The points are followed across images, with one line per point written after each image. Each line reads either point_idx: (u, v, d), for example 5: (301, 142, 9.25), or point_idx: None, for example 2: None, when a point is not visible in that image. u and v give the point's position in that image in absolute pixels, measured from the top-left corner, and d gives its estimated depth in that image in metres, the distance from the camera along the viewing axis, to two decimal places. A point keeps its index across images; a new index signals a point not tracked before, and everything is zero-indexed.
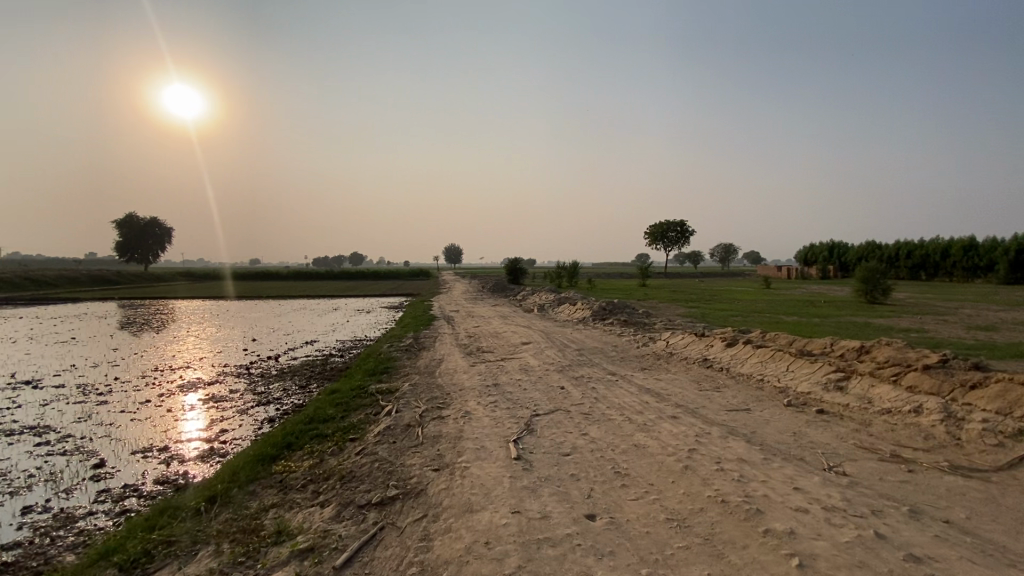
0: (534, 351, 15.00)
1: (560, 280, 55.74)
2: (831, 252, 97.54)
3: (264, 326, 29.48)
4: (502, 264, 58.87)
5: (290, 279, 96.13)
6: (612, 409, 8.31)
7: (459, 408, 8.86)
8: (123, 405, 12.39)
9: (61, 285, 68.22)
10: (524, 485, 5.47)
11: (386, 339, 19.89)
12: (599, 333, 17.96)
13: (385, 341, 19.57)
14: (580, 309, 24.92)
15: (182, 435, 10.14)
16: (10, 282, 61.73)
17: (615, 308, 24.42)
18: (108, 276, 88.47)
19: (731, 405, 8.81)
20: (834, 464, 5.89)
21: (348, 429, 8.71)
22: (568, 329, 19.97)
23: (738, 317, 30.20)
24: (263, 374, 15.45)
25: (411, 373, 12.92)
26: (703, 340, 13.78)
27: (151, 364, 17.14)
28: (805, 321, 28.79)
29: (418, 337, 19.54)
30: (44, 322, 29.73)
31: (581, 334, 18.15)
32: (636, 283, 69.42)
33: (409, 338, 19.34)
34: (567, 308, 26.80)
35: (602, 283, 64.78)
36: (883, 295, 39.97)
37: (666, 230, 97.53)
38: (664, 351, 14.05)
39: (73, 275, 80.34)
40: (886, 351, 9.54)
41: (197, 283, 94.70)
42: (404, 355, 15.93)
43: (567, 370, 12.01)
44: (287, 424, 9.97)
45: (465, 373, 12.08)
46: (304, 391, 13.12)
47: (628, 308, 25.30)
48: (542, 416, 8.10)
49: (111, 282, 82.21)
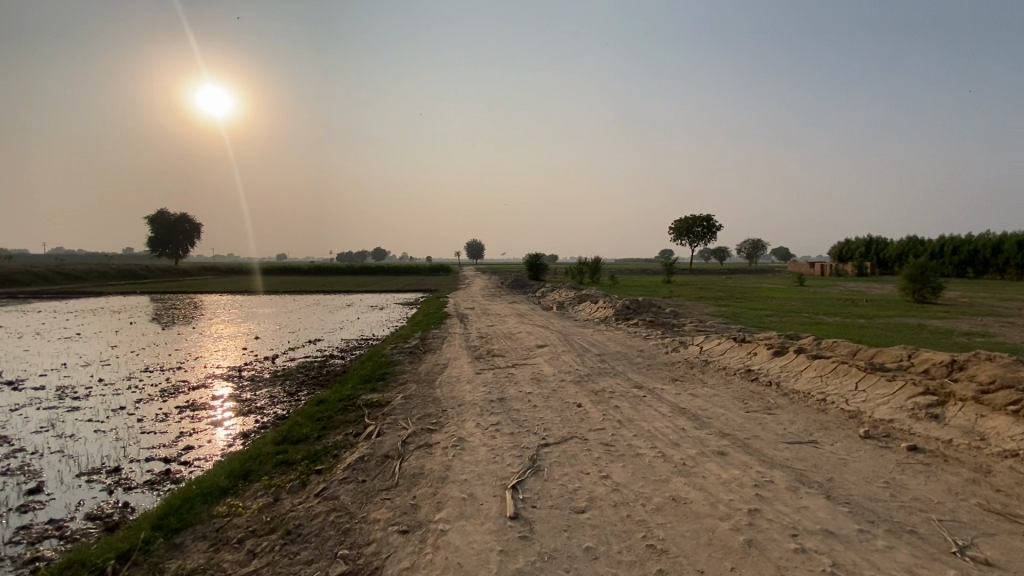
0: (550, 356, 13.32)
1: (582, 276, 53.98)
2: (868, 248, 92.75)
3: (274, 322, 28.45)
4: (523, 260, 57.26)
5: (312, 275, 96.30)
6: (640, 440, 6.63)
7: (452, 432, 7.28)
8: (93, 412, 11.10)
9: (90, 279, 69.53)
10: (518, 569, 3.86)
11: (390, 340, 18.44)
12: (623, 336, 16.17)
13: (389, 342, 18.13)
14: (602, 309, 23.13)
15: (141, 453, 8.78)
16: (42, 276, 63.08)
17: (640, 307, 22.51)
18: (136, 270, 89.78)
19: (792, 435, 7.03)
20: (964, 545, 4.15)
21: (319, 456, 7.22)
22: (588, 330, 18.17)
23: (775, 317, 27.87)
24: (253, 378, 14.12)
25: (409, 382, 11.42)
26: (745, 347, 11.89)
27: (141, 365, 16.02)
28: (850, 322, 26.39)
29: (424, 338, 18.02)
30: (57, 316, 29.30)
31: (602, 336, 16.39)
32: (661, 280, 66.97)
33: (415, 338, 17.83)
34: (588, 306, 24.95)
35: (626, 279, 62.55)
36: (932, 295, 36.91)
37: (692, 225, 94.22)
38: (698, 359, 12.22)
39: (103, 269, 81.99)
40: (990, 370, 7.62)
41: (223, 277, 95.86)
42: (405, 359, 14.40)
43: (587, 380, 10.33)
44: (257, 443, 8.55)
45: (468, 383, 10.53)
46: (291, 400, 11.73)
47: (654, 307, 23.33)
48: (552, 448, 6.46)
49: (140, 276, 83.71)
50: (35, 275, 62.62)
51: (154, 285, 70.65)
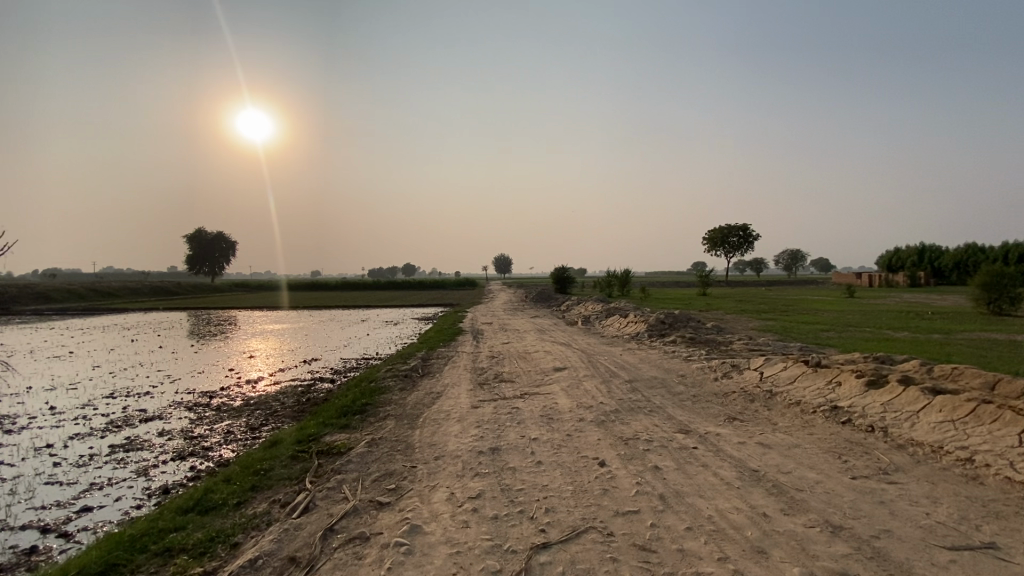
0: (569, 383, 10.78)
1: (611, 289, 51.26)
2: (921, 256, 86.42)
3: (280, 339, 26.81)
4: (549, 273, 54.88)
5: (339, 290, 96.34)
6: (698, 543, 4.06)
7: (407, 514, 4.85)
8: (10, 451, 9.19)
9: (122, 296, 70.59)
10: None
11: (389, 361, 16.17)
12: (659, 357, 13.44)
13: (388, 363, 15.88)
14: (632, 324, 20.43)
15: (22, 516, 6.74)
16: (75, 293, 64.15)
17: (677, 321, 19.68)
18: (170, 288, 91.51)
19: (947, 533, 4.34)
20: None
21: (213, 545, 4.92)
22: (617, 349, 15.55)
23: (832, 332, 24.53)
24: (219, 406, 12.06)
25: (388, 418, 9.09)
26: (823, 375, 9.07)
27: (109, 390, 14.27)
28: (924, 337, 22.82)
29: (427, 358, 15.74)
30: (63, 333, 28.30)
31: (633, 357, 13.71)
32: (696, 292, 63.40)
33: (416, 359, 15.56)
34: (617, 321, 22.23)
35: (659, 291, 59.26)
36: (1011, 306, 32.55)
37: (727, 235, 89.97)
38: (760, 391, 9.46)
39: (137, 286, 83.51)
40: None
41: (254, 293, 96.99)
42: (395, 386, 12.08)
43: (614, 420, 7.76)
44: (163, 508, 6.33)
45: (457, 422, 8.10)
46: (246, 439, 9.53)
47: (692, 321, 20.44)
48: (551, 554, 3.96)
49: (172, 293, 85.04)
50: (71, 292, 63.90)
51: (184, 301, 71.28)
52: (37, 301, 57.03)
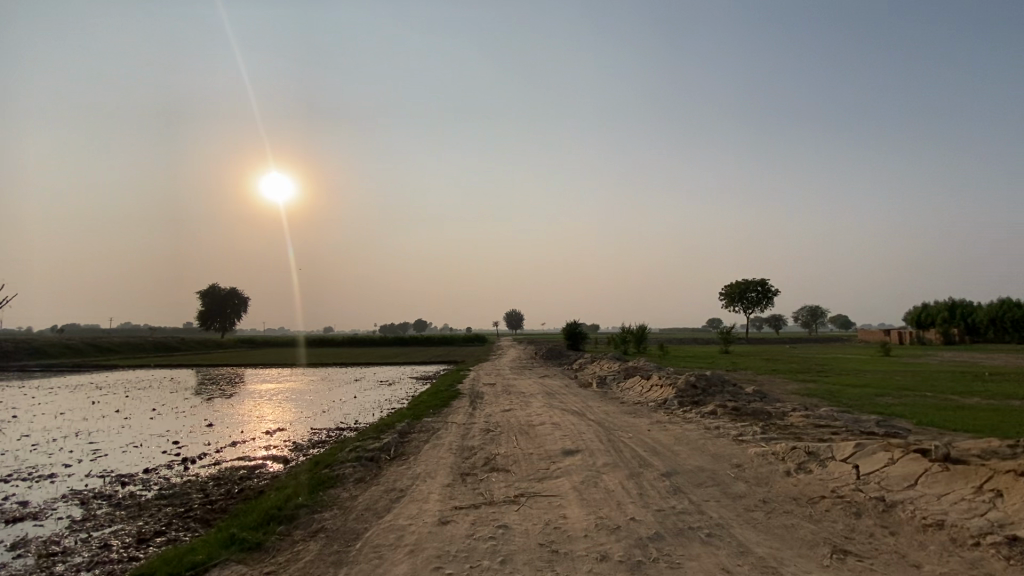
0: (583, 478, 7.81)
1: (626, 346, 48.16)
2: (952, 313, 82.22)
3: (259, 401, 23.95)
4: (561, 329, 52.03)
5: (346, 347, 93.96)
6: None
7: None
8: None
9: (123, 352, 68.80)
10: None
11: (359, 436, 13.14)
12: (700, 436, 10.37)
13: (357, 437, 12.87)
14: (657, 389, 17.31)
15: None
16: (74, 349, 62.42)
17: (711, 386, 16.54)
18: (175, 343, 90.00)
19: None
20: None
21: None
22: (642, 423, 12.45)
23: (889, 398, 21.05)
24: (122, 500, 9.19)
25: (316, 539, 6.19)
26: (964, 481, 6.25)
27: (8, 471, 11.46)
28: (1003, 404, 19.29)
29: (406, 431, 12.75)
30: (23, 393, 25.68)
31: (665, 435, 10.66)
32: (716, 350, 59.86)
33: (392, 432, 12.58)
34: (638, 384, 19.15)
35: (679, 349, 55.76)
36: None
37: (745, 290, 87.01)
38: (868, 502, 6.48)
39: (140, 342, 81.77)
40: None
41: (259, 349, 94.94)
42: (351, 475, 9.11)
43: (656, 565, 4.78)
44: None
45: (407, 559, 5.16)
46: (115, 563, 6.62)
47: (728, 386, 17.27)
48: None
49: (175, 349, 83.16)
50: (70, 348, 62.17)
51: (185, 357, 69.19)
52: (32, 358, 55.23)
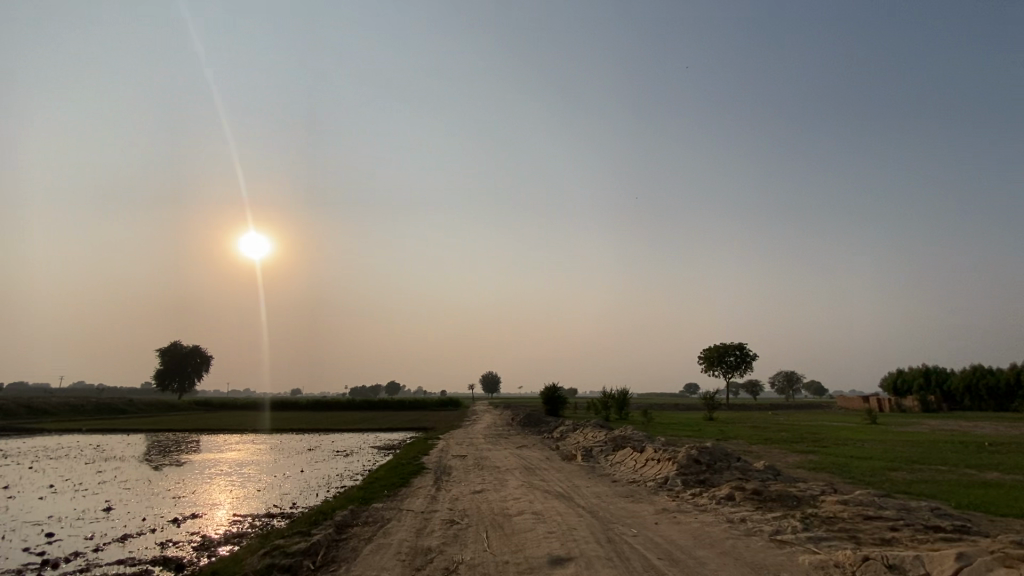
0: None
1: (607, 412, 45.55)
2: (927, 379, 82.20)
3: (189, 474, 20.46)
4: (539, 393, 49.19)
5: (310, 410, 88.32)
6: None
7: None
8: None
9: (58, 414, 62.40)
10: None
11: (284, 529, 10.26)
12: (725, 534, 8.01)
13: (282, 532, 9.98)
14: (653, 466, 14.92)
15: None
16: (1, 410, 56.17)
17: (716, 463, 14.25)
18: (122, 404, 82.97)
19: None
20: None
21: None
22: (644, 512, 10.02)
23: (904, 474, 18.95)
24: None
25: None
26: None
27: None
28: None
29: (346, 522, 9.97)
30: None
31: (679, 533, 8.27)
32: (699, 416, 57.56)
33: (326, 525, 9.79)
34: (630, 458, 16.73)
35: (662, 415, 53.21)
36: None
37: (724, 354, 85.95)
38: None
39: (81, 403, 74.90)
40: None
41: (215, 412, 88.28)
42: None
43: None
44: None
45: None
46: None
47: (734, 461, 15.01)
48: None
49: (120, 411, 76.37)
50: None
51: (129, 420, 63.10)
52: None
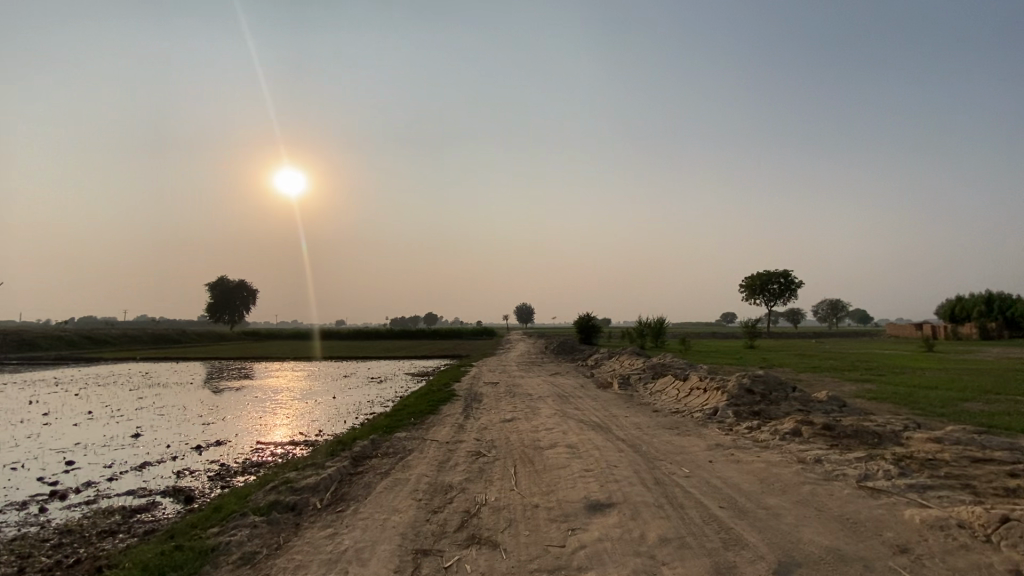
0: None
1: (643, 340, 44.41)
2: (989, 306, 77.00)
3: (224, 399, 20.66)
4: (573, 322, 48.28)
5: (351, 339, 91.35)
6: None
7: None
8: None
9: (117, 344, 66.30)
10: None
11: (299, 460, 9.57)
12: (800, 478, 6.65)
13: (296, 463, 9.27)
14: (699, 395, 13.62)
15: None
16: (65, 340, 59.85)
17: (771, 394, 12.80)
18: (176, 335, 87.78)
19: None
20: None
21: None
22: (695, 447, 8.75)
23: (980, 405, 17.12)
24: None
25: None
26: None
27: None
28: None
29: (361, 455, 9.14)
30: None
31: (743, 476, 6.95)
32: (739, 344, 55.84)
33: (341, 458, 8.99)
34: (672, 387, 15.49)
35: (700, 343, 51.79)
36: None
37: (767, 282, 82.34)
38: None
39: (139, 334, 79.47)
40: None
41: (263, 341, 92.58)
42: (238, 546, 5.54)
43: None
44: None
45: None
46: None
47: (791, 391, 13.53)
48: None
49: (175, 342, 80.78)
50: (61, 339, 59.63)
51: (183, 350, 66.63)
52: (19, 351, 52.74)
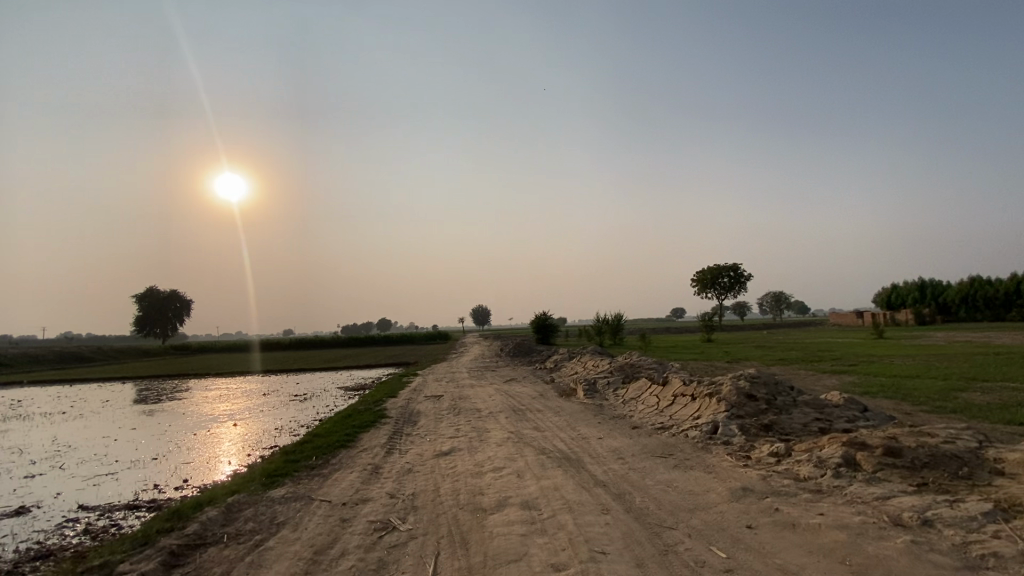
0: None
1: (602, 338, 42.01)
2: (923, 292, 80.22)
3: (92, 431, 16.14)
4: (530, 322, 45.29)
5: (295, 349, 84.98)
6: None
7: None
8: None
9: (13, 365, 57.74)
10: None
11: (95, 555, 5.94)
12: (927, 571, 3.78)
13: (82, 566, 5.64)
14: (687, 406, 10.80)
15: None
16: None
17: (777, 400, 10.16)
18: (92, 352, 78.54)
19: None
20: None
21: None
22: (713, 497, 5.80)
23: (981, 395, 15.33)
24: None
25: None
26: None
27: None
28: None
29: (191, 546, 5.62)
30: None
31: (823, 567, 4.02)
32: (698, 339, 54.59)
33: (153, 554, 5.43)
34: (650, 393, 12.69)
35: (659, 339, 50.08)
36: None
37: (719, 275, 82.48)
38: None
39: (43, 352, 70.07)
40: None
41: (194, 355, 84.59)
42: None
43: None
44: None
45: None
46: None
47: (795, 394, 11.02)
48: None
49: (88, 359, 72.07)
50: None
51: (95, 368, 58.91)
52: None
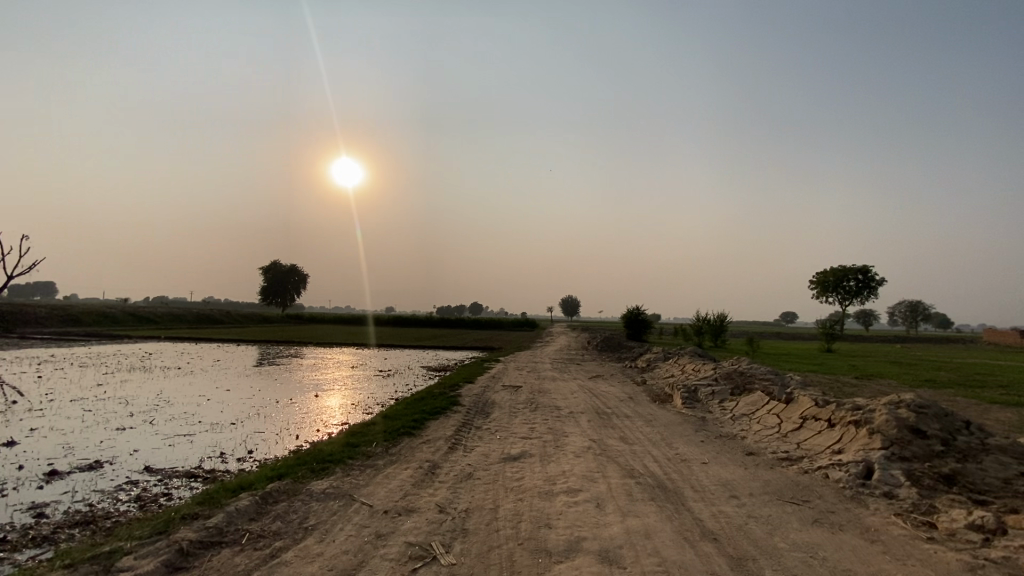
0: None
1: (701, 339, 38.44)
2: None
3: (194, 389, 17.06)
4: (621, 316, 42.74)
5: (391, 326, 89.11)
6: None
7: None
8: None
9: (159, 323, 66.26)
10: None
11: (119, 534, 5.38)
12: None
13: (101, 545, 5.08)
14: (821, 434, 8.46)
15: None
16: (106, 317, 59.78)
17: (958, 442, 7.54)
18: (222, 316, 88.36)
19: None
20: None
21: None
22: None
23: None
24: None
25: None
26: None
27: None
28: None
29: (206, 544, 4.81)
30: None
31: None
32: (814, 347, 48.37)
33: (161, 549, 4.67)
34: (769, 411, 10.37)
35: (767, 345, 45.06)
36: None
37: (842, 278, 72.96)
38: None
39: (184, 313, 79.89)
40: None
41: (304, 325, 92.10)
42: None
43: None
44: None
45: None
46: None
47: (982, 434, 8.23)
48: None
49: (218, 322, 81.06)
50: (104, 317, 59.74)
51: (221, 330, 65.76)
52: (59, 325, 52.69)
